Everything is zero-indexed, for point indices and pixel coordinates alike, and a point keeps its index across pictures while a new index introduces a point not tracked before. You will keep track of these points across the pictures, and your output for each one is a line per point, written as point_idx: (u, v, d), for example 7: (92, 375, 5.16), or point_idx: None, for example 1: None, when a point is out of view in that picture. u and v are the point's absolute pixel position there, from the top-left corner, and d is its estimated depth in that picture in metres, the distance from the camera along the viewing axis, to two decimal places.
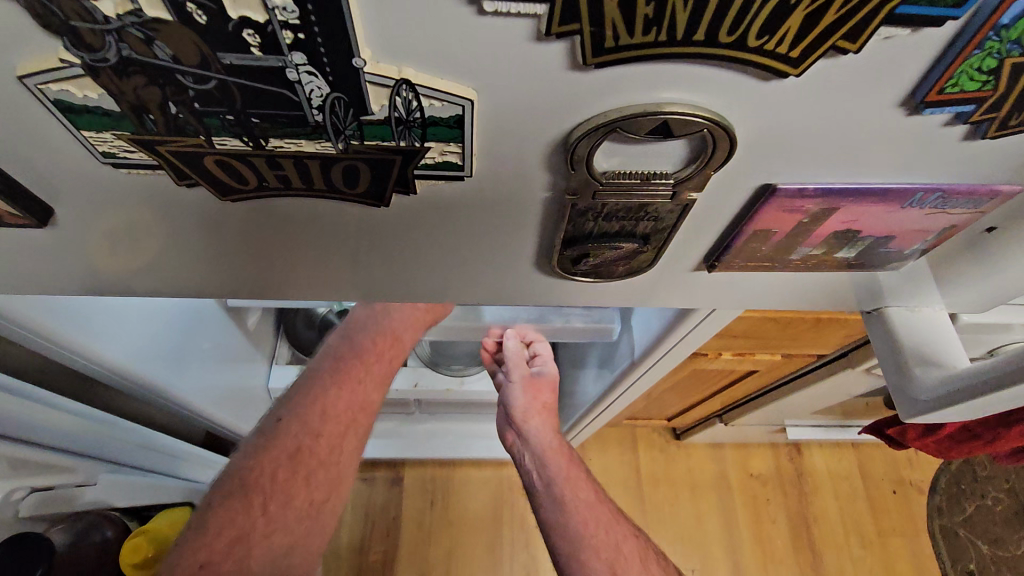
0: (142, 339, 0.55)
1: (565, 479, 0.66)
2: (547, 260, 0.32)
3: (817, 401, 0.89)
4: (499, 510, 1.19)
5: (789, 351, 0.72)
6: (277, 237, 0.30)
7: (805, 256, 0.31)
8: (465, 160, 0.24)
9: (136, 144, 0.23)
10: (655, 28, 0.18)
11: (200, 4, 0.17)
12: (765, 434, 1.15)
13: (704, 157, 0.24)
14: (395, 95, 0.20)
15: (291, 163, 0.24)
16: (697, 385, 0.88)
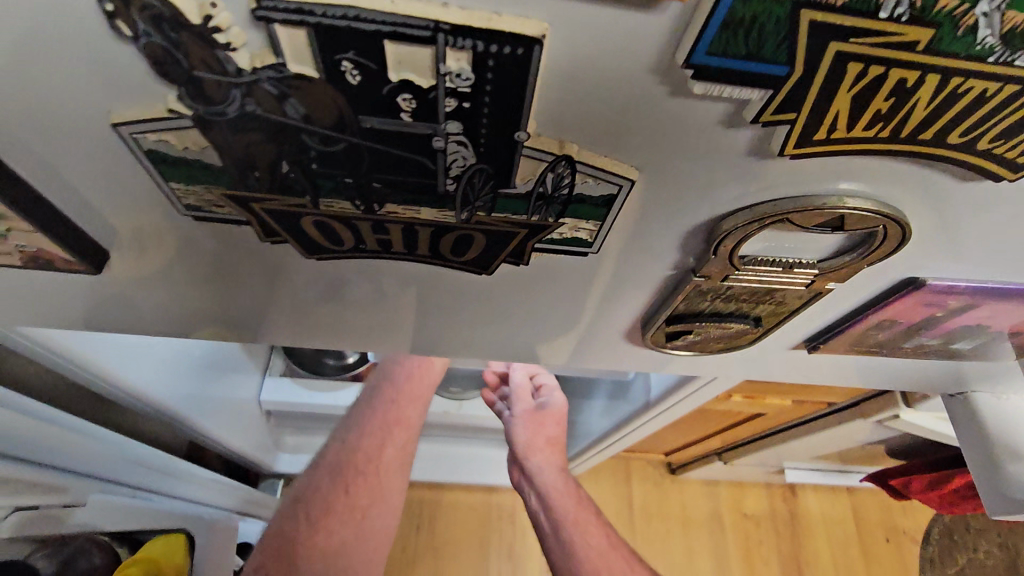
0: (130, 344, 0.51)
1: (573, 522, 0.65)
2: (640, 332, 0.31)
3: (819, 447, 0.88)
4: (487, 538, 1.16)
5: (799, 397, 0.71)
6: (358, 292, 0.29)
7: (919, 345, 0.32)
8: (595, 237, 0.23)
9: (228, 199, 0.21)
10: (881, 123, 0.18)
11: (359, 63, 0.15)
12: (763, 475, 1.13)
13: (867, 248, 0.23)
14: (548, 171, 0.19)
15: (398, 229, 0.22)
16: (703, 424, 0.86)
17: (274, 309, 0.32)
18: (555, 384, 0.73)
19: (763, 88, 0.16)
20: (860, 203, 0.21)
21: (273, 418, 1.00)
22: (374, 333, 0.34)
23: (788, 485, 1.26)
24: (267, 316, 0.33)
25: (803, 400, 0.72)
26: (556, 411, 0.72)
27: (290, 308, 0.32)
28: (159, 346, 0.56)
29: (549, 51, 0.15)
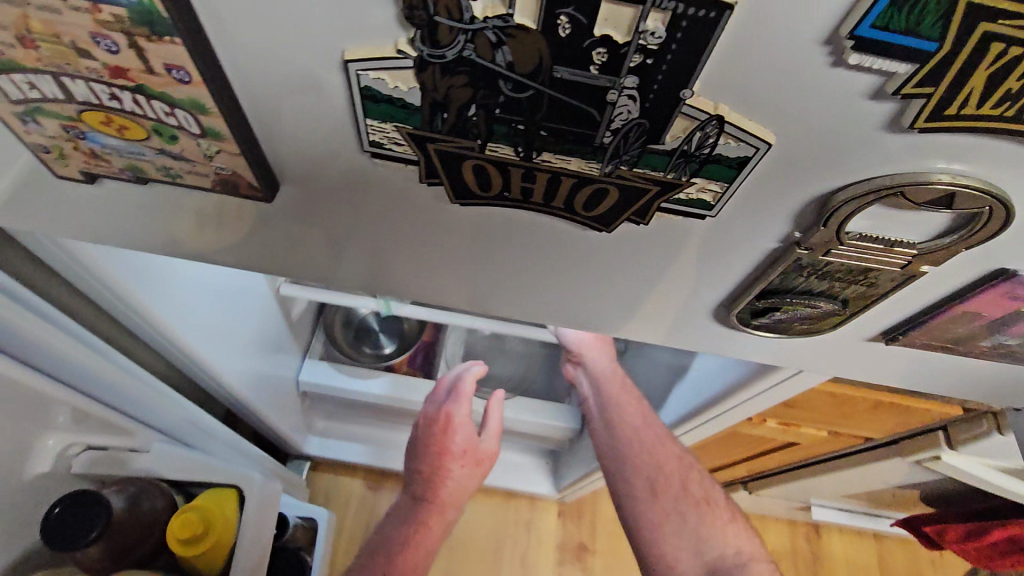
0: (196, 305, 0.54)
1: (620, 409, 0.67)
2: (726, 307, 0.32)
3: (850, 486, 0.86)
4: (501, 543, 1.16)
5: (837, 429, 0.70)
6: (447, 253, 0.31)
7: (994, 343, 0.32)
8: (718, 201, 0.24)
9: (410, 139, 0.23)
10: (1008, 103, 0.19)
11: (574, 17, 0.18)
12: (788, 510, 1.11)
13: (966, 230, 0.24)
14: (698, 130, 0.21)
15: (546, 179, 0.24)
16: (732, 449, 0.85)
17: (359, 272, 0.33)
18: None
19: (909, 61, 0.18)
20: (973, 182, 0.22)
21: (308, 400, 1.02)
22: (457, 298, 0.35)
23: (812, 524, 1.23)
24: (356, 277, 0.34)
25: (840, 432, 0.71)
26: None
27: (389, 266, 0.32)
28: (219, 314, 0.60)
29: (740, 17, 0.17)
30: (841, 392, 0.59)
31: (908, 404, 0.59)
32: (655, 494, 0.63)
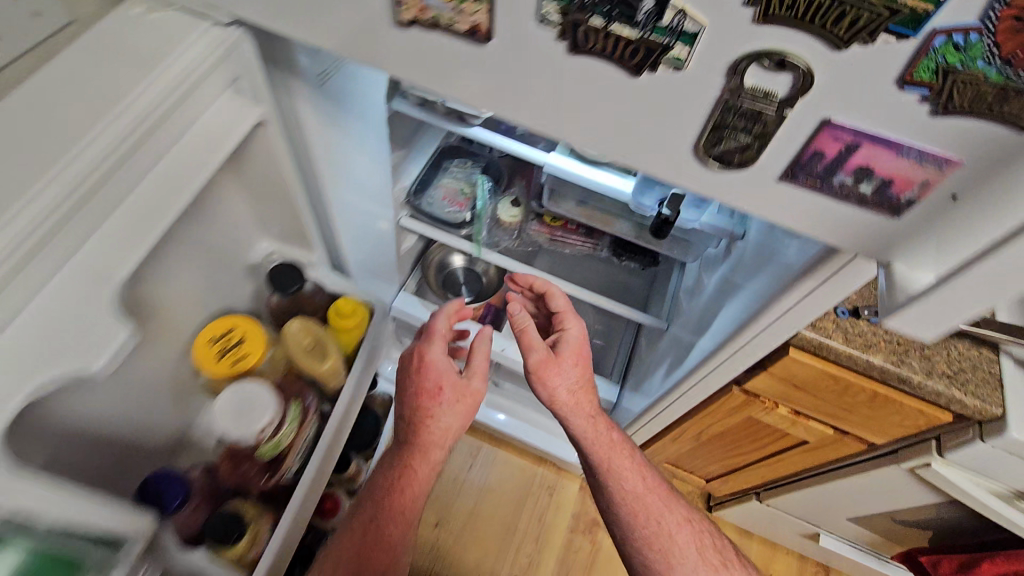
0: (353, 173, 0.73)
1: (617, 469, 0.84)
2: (693, 150, 0.40)
3: (855, 504, 0.92)
4: (524, 499, 1.27)
5: (843, 427, 0.79)
6: (544, 106, 0.43)
7: (839, 184, 0.38)
8: (688, 59, 0.34)
9: (557, 13, 0.36)
10: (793, 6, 0.30)
11: None
12: (796, 536, 1.16)
13: (806, 88, 0.33)
14: (676, 16, 0.33)
15: (614, 43, 0.36)
16: (747, 443, 0.95)
17: None
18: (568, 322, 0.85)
19: None
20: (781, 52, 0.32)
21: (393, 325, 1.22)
22: None
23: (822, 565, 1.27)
24: None
25: (846, 433, 0.80)
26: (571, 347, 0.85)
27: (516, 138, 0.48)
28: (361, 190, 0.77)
29: None
30: (844, 378, 0.69)
31: (900, 401, 0.68)
32: (666, 558, 0.80)
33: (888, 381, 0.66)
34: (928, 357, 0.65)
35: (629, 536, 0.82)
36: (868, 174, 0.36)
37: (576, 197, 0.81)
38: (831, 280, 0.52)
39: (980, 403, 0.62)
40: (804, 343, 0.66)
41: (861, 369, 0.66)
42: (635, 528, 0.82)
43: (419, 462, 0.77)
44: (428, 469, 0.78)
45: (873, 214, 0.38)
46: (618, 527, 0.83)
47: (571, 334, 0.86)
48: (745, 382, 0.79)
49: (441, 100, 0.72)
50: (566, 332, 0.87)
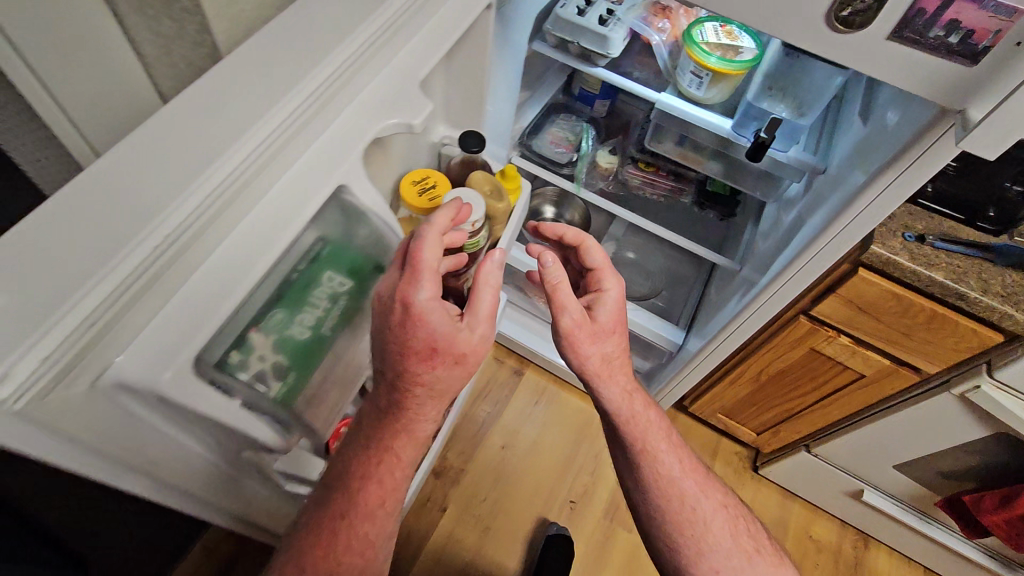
0: (498, 90, 0.90)
1: (651, 450, 0.81)
2: (824, 14, 0.46)
3: (903, 447, 1.01)
4: (583, 437, 1.38)
5: (900, 357, 0.88)
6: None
7: (933, 36, 0.43)
8: None
9: None
10: None
11: None
12: (839, 495, 1.24)
13: None
14: None
15: None
16: (805, 381, 1.05)
17: None
18: (610, 281, 0.82)
19: None
20: None
21: None
22: None
23: (860, 534, 1.34)
24: None
25: (902, 364, 0.89)
26: (610, 312, 0.80)
27: None
28: (497, 109, 0.93)
29: None
30: (907, 299, 0.79)
31: (956, 320, 0.78)
32: (701, 553, 0.77)
33: (947, 299, 0.76)
34: (985, 279, 0.75)
35: (659, 519, 0.80)
36: (956, 26, 0.42)
37: (677, 134, 0.96)
38: (899, 181, 0.63)
39: None
40: (874, 260, 0.77)
41: (923, 286, 0.76)
42: (667, 514, 0.79)
43: (402, 443, 0.60)
44: (414, 451, 0.62)
45: (952, 64, 0.44)
46: (648, 509, 0.81)
47: (609, 299, 0.80)
48: (813, 308, 0.90)
49: (576, 39, 0.87)
50: (603, 295, 0.81)
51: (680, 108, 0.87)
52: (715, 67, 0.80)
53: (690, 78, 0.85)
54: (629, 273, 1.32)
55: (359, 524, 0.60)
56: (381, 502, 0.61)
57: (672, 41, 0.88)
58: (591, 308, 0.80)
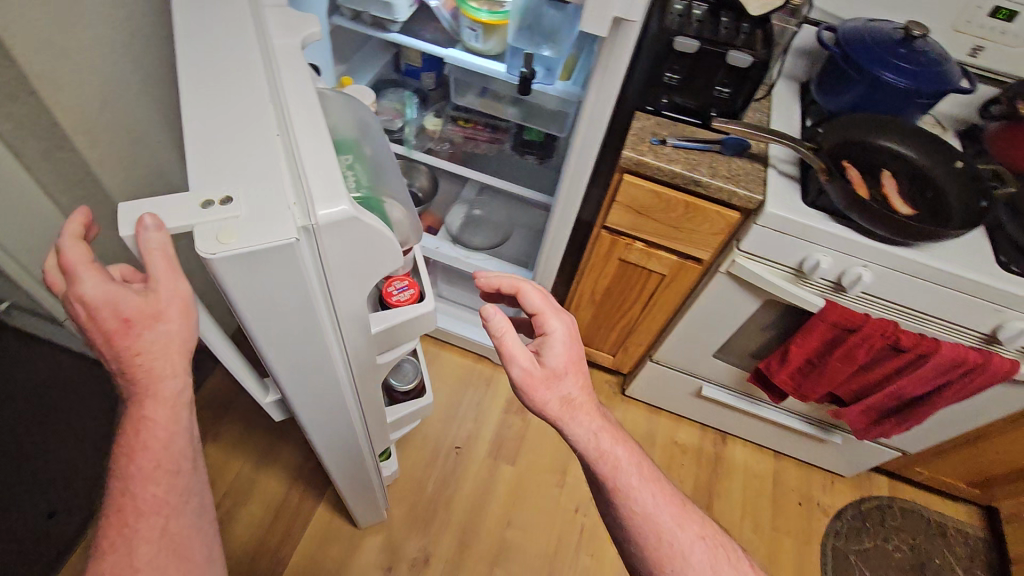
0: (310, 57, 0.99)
1: (625, 488, 0.72)
2: None
3: (710, 335, 1.18)
4: (465, 388, 1.48)
5: (680, 251, 1.04)
6: None
7: None
8: None
9: None
10: None
11: None
12: (688, 396, 1.40)
13: None
14: None
15: None
16: (624, 292, 1.20)
17: None
18: (554, 323, 0.74)
19: None
20: None
21: None
22: None
23: (720, 433, 1.51)
24: None
25: (684, 257, 1.05)
26: (558, 354, 0.72)
27: None
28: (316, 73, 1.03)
29: None
30: (662, 193, 0.95)
31: (704, 207, 0.94)
32: None
33: (690, 187, 0.92)
34: (715, 166, 0.91)
35: (638, 554, 0.72)
36: None
37: (476, 89, 1.11)
38: (602, 81, 0.79)
39: (749, 192, 0.89)
40: (628, 163, 0.92)
41: (671, 180, 0.92)
42: (644, 551, 0.71)
43: (135, 437, 0.53)
44: (153, 445, 0.54)
45: None
46: (628, 545, 0.72)
47: (556, 338, 0.72)
48: (606, 221, 1.05)
49: (365, 10, 0.99)
50: (549, 334, 0.74)
51: (468, 61, 1.00)
52: (489, 20, 0.92)
53: (469, 32, 0.97)
54: (479, 229, 1.44)
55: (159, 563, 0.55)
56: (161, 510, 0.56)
57: (451, 6, 1.01)
58: (541, 352, 0.73)
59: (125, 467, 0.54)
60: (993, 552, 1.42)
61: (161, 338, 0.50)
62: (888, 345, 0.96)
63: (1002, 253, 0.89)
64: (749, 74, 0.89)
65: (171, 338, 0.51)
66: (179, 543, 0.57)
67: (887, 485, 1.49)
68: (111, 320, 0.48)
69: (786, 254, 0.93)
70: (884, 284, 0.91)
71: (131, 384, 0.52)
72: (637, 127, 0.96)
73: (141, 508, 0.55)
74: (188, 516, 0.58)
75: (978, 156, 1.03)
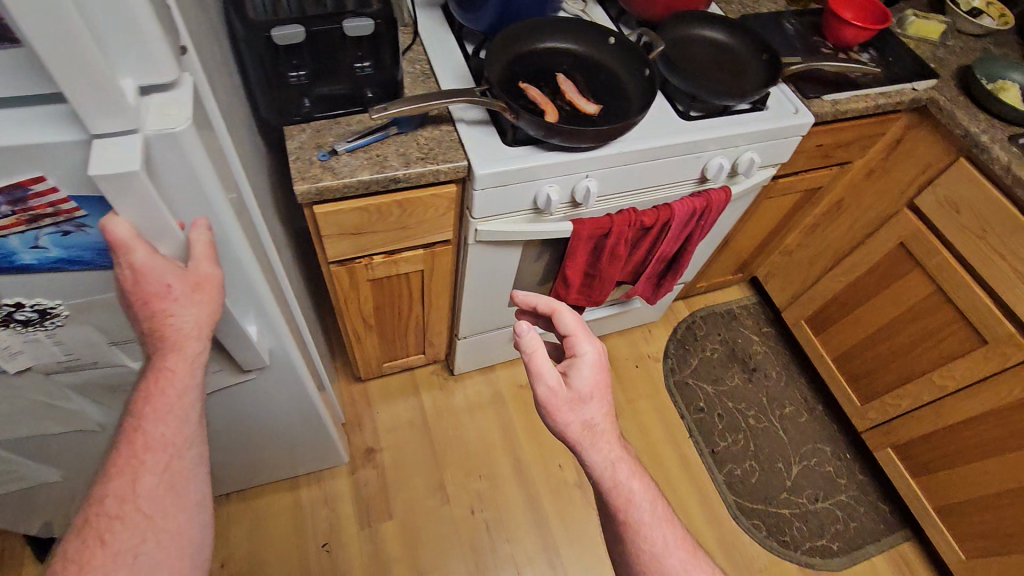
0: None
1: (629, 515, 0.70)
2: None
3: (496, 296, 1.12)
4: (296, 478, 1.27)
5: (423, 243, 0.93)
6: None
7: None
8: None
9: None
10: None
11: None
12: (508, 344, 1.37)
13: None
14: None
15: None
16: (394, 303, 1.07)
17: None
18: (591, 352, 0.72)
19: None
20: None
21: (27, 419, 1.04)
22: None
23: None
24: None
25: (431, 245, 0.94)
26: (591, 382, 0.71)
27: None
28: None
29: None
30: (366, 203, 0.80)
31: (418, 196, 0.82)
32: None
33: (391, 186, 0.79)
34: (404, 151, 0.79)
35: None
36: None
37: None
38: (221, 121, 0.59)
39: (451, 162, 0.79)
40: (309, 195, 0.74)
41: (368, 190, 0.77)
42: None
43: (173, 376, 0.55)
44: (179, 389, 0.55)
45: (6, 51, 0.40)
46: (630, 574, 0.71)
47: (584, 360, 0.71)
48: (330, 257, 0.88)
49: None
50: (577, 357, 0.72)
51: None
52: None
53: None
54: None
55: (134, 500, 0.52)
56: (169, 444, 0.55)
57: None
58: (568, 372, 0.72)
59: (143, 407, 0.54)
60: (767, 310, 1.74)
61: (194, 310, 0.54)
62: (637, 231, 0.99)
63: (679, 103, 0.95)
64: (381, 38, 0.74)
65: (193, 310, 0.54)
66: (178, 481, 0.55)
67: (685, 305, 1.71)
68: (158, 289, 0.52)
69: (519, 200, 0.87)
70: (609, 184, 0.91)
71: (158, 343, 0.54)
72: (295, 145, 0.77)
73: (151, 442, 0.54)
74: (191, 463, 0.57)
75: (621, 19, 1.05)
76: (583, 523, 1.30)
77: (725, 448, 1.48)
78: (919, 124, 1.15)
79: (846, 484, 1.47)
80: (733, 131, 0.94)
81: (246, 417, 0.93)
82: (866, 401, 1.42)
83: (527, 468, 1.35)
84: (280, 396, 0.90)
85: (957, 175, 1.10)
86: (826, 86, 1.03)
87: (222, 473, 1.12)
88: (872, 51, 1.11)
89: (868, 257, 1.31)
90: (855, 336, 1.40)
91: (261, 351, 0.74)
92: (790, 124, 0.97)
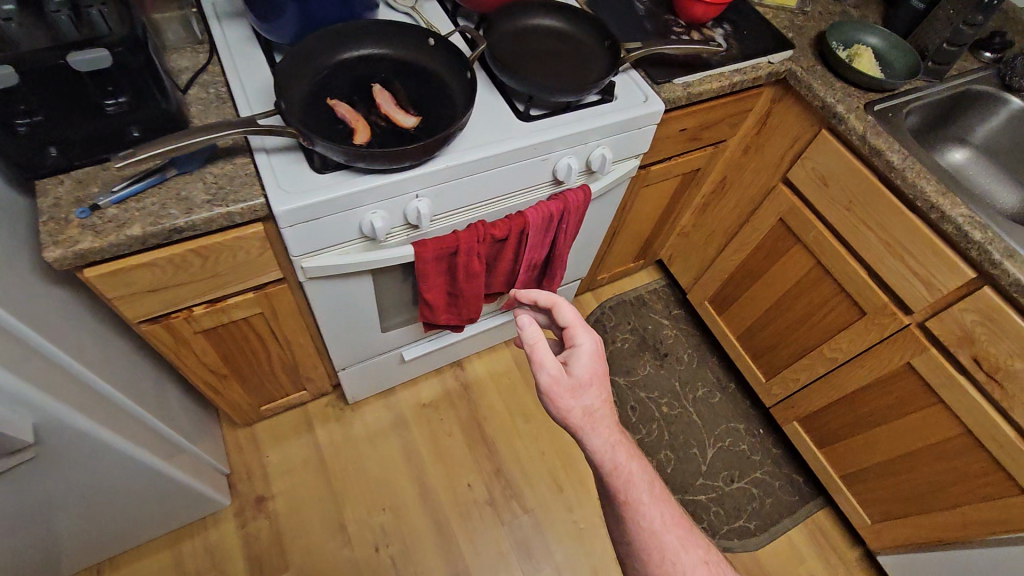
0: None
1: (637, 505, 0.64)
2: None
3: (360, 327, 1.04)
4: (178, 542, 1.17)
5: (249, 287, 0.84)
6: None
7: None
8: None
9: None
10: None
11: None
12: (399, 367, 1.30)
13: None
14: None
15: None
16: (243, 350, 0.97)
17: None
18: (592, 339, 0.66)
19: None
20: None
21: None
22: None
23: (454, 365, 1.47)
24: None
25: (261, 287, 0.85)
26: (592, 370, 0.65)
27: None
28: None
29: None
30: (153, 257, 0.70)
31: (217, 242, 0.72)
32: None
33: (177, 237, 0.69)
34: (187, 196, 0.69)
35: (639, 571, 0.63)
36: None
37: None
38: None
39: (244, 202, 0.70)
40: (69, 261, 0.64)
41: (146, 245, 0.67)
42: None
43: None
44: None
45: None
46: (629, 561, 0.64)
47: (584, 349, 0.65)
48: (135, 317, 0.77)
49: None
50: (575, 345, 0.67)
51: None
52: None
53: None
54: None
55: None
56: None
57: None
58: (565, 361, 0.66)
59: None
60: (675, 292, 1.71)
61: None
62: (491, 245, 0.92)
63: (518, 102, 0.88)
64: (127, 68, 0.63)
65: None
66: None
67: (592, 297, 1.66)
68: None
69: (341, 231, 0.78)
70: (445, 201, 0.83)
71: None
72: (51, 202, 0.66)
73: None
74: None
75: (458, 11, 0.96)
76: (491, 540, 1.26)
77: (639, 440, 1.46)
78: (784, 96, 1.12)
79: (760, 460, 1.47)
80: (578, 129, 0.86)
81: (66, 493, 0.82)
82: (770, 376, 1.40)
83: (432, 493, 1.30)
84: (95, 464, 0.80)
85: (821, 147, 1.07)
86: (675, 68, 0.97)
87: (79, 545, 1.01)
88: (726, 25, 1.06)
89: (755, 234, 1.28)
90: (751, 313, 1.38)
91: (23, 430, 0.64)
92: (639, 114, 0.91)
